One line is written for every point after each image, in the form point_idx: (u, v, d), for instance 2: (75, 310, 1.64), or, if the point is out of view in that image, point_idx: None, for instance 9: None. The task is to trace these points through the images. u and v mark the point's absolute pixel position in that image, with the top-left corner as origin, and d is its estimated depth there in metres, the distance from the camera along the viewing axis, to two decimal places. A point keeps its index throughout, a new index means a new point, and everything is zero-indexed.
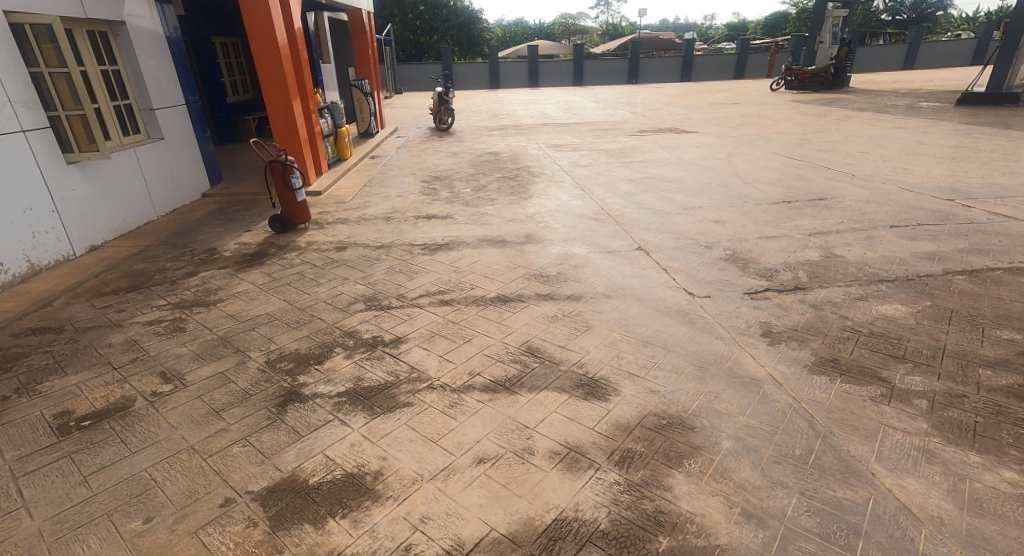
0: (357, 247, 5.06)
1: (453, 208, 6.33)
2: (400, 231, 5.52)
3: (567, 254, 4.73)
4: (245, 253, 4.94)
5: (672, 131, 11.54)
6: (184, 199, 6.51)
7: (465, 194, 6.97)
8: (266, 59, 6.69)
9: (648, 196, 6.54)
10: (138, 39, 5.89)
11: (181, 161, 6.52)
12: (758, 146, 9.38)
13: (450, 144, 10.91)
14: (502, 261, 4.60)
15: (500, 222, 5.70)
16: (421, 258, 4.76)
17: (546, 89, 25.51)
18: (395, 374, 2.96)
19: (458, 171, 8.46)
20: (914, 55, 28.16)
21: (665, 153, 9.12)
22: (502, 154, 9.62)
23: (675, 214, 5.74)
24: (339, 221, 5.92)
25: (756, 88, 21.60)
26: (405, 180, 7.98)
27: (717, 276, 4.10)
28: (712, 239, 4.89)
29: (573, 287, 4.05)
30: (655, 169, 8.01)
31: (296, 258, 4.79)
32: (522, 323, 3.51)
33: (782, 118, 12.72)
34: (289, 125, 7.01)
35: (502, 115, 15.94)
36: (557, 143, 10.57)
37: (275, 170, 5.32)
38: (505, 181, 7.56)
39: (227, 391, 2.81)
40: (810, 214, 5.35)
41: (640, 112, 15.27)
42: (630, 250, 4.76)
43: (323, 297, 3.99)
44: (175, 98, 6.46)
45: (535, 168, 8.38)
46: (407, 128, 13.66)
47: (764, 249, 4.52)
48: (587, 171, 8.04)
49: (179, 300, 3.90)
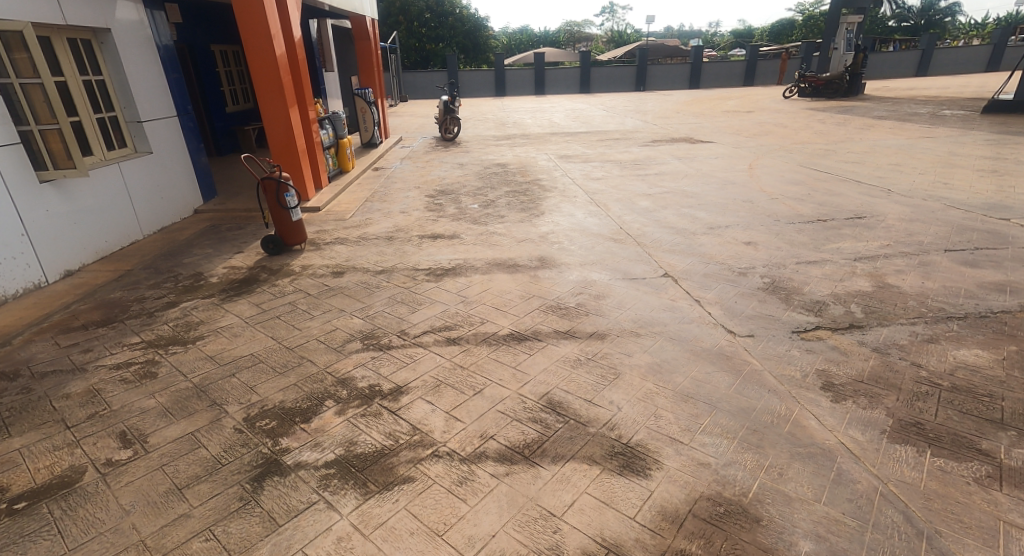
0: (357, 272, 4.65)
1: (460, 226, 5.92)
2: (403, 253, 5.10)
3: (586, 282, 4.30)
4: (234, 279, 4.53)
5: (687, 141, 11.11)
6: (174, 216, 6.13)
7: (473, 210, 6.56)
8: (264, 70, 6.31)
9: (668, 212, 6.11)
10: (126, 47, 5.52)
11: (171, 175, 6.14)
12: (780, 157, 8.94)
13: (457, 155, 10.53)
14: (514, 290, 4.18)
15: (511, 243, 5.28)
16: (426, 285, 4.34)
17: (553, 96, 25.20)
18: (394, 438, 2.52)
19: (464, 184, 8.06)
20: (928, 61, 27.66)
21: (682, 165, 8.70)
22: (510, 166, 9.23)
23: (700, 234, 5.30)
24: (338, 242, 5.52)
25: (768, 95, 21.18)
26: (410, 194, 7.58)
27: (757, 309, 3.66)
28: (745, 264, 4.45)
29: (595, 322, 3.61)
30: (673, 182, 7.58)
31: (289, 285, 4.38)
32: (541, 368, 3.06)
33: (801, 127, 12.26)
34: (287, 138, 6.62)
35: (509, 123, 15.57)
36: (567, 154, 10.16)
37: (268, 188, 4.93)
38: (515, 196, 7.14)
39: (195, 459, 2.37)
40: (851, 235, 4.90)
41: (651, 121, 14.88)
42: (656, 276, 4.32)
43: (315, 333, 3.56)
44: (166, 110, 6.10)
45: (546, 181, 7.98)
46: (412, 137, 13.30)
47: (806, 278, 4.08)
48: (601, 185, 7.62)
49: (154, 337, 3.48)
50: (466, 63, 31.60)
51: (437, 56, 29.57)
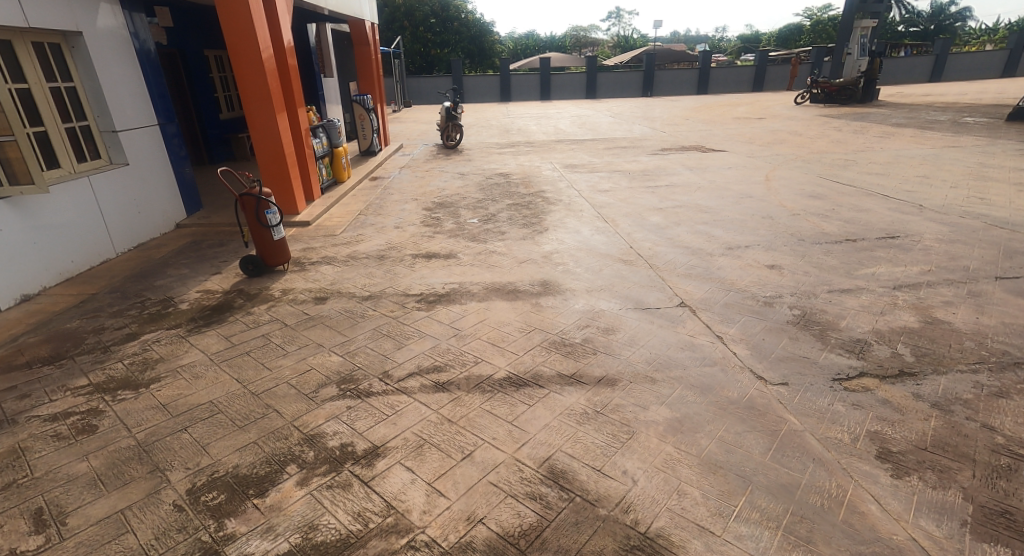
0: (342, 298, 4.24)
1: (457, 244, 5.52)
2: (394, 275, 4.70)
3: (593, 312, 3.87)
4: (207, 306, 4.14)
5: (698, 150, 10.67)
6: (152, 231, 5.75)
7: (472, 225, 6.16)
8: (250, 77, 5.93)
9: (680, 229, 5.68)
10: (101, 52, 5.17)
11: (150, 188, 5.76)
12: (797, 168, 8.50)
13: (458, 164, 10.14)
14: (514, 321, 3.76)
15: (512, 265, 4.86)
16: (417, 315, 3.92)
17: (559, 102, 24.85)
18: (363, 521, 2.10)
19: (464, 196, 7.66)
20: (942, 66, 27.15)
21: (694, 176, 8.27)
22: (513, 176, 8.83)
23: (718, 255, 4.87)
24: (325, 262, 5.12)
25: (779, 101, 20.72)
26: (406, 207, 7.19)
27: (788, 347, 3.22)
28: (769, 291, 4.01)
29: (604, 363, 3.18)
30: (685, 195, 7.15)
31: (265, 314, 3.97)
32: (543, 424, 2.63)
33: (816, 135, 11.79)
34: (275, 149, 6.24)
35: (513, 130, 15.18)
36: (573, 163, 9.74)
37: (247, 204, 4.54)
38: (518, 209, 6.73)
39: (116, 550, 1.97)
40: (886, 258, 4.45)
41: (659, 128, 14.46)
42: (671, 306, 3.89)
43: (288, 375, 3.13)
44: (145, 118, 5.74)
45: (550, 193, 7.56)
46: (413, 145, 12.94)
47: (841, 309, 3.63)
48: (609, 197, 7.20)
49: (103, 378, 3.07)
50: (471, 68, 31.32)
51: (442, 60, 29.31)
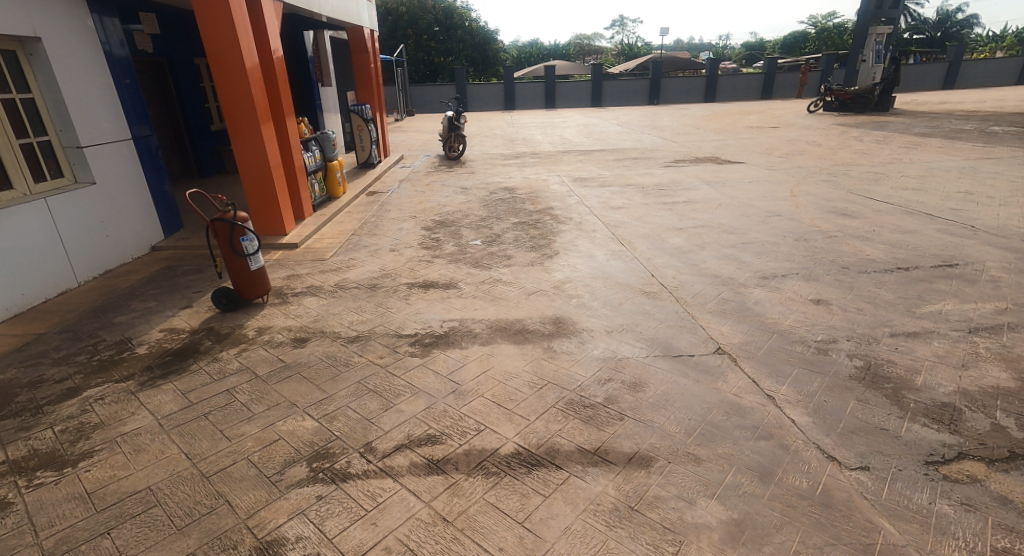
0: (325, 340, 3.69)
1: (458, 272, 4.98)
2: (387, 310, 4.16)
3: (616, 359, 3.31)
4: (170, 348, 3.60)
5: (712, 161, 10.14)
6: (123, 256, 5.25)
7: (475, 248, 5.63)
8: (232, 83, 5.42)
9: (705, 254, 5.14)
10: (66, 60, 4.70)
11: (120, 208, 5.24)
12: (823, 181, 7.96)
13: (461, 177, 9.64)
14: (523, 373, 3.20)
15: (519, 298, 4.31)
16: (410, 363, 3.38)
17: (564, 110, 24.41)
18: None
19: (467, 213, 7.14)
20: (955, 74, 26.64)
21: (712, 192, 7.73)
22: (519, 191, 8.31)
23: (751, 286, 4.31)
24: (311, 292, 4.59)
25: (791, 110, 20.20)
26: (404, 226, 6.67)
27: (858, 412, 2.65)
28: (819, 334, 3.45)
29: (634, 433, 2.61)
30: (706, 213, 6.62)
31: (234, 360, 3.42)
32: (565, 528, 2.08)
33: (836, 145, 11.25)
34: (259, 163, 5.72)
35: (517, 140, 14.69)
36: (581, 176, 9.22)
37: (219, 230, 4.01)
38: (524, 229, 6.20)
39: None
40: (950, 292, 3.89)
41: (669, 138, 13.95)
42: (706, 353, 3.33)
43: (249, 448, 2.57)
44: (117, 133, 5.26)
45: (559, 210, 7.03)
46: (414, 156, 12.47)
47: (910, 360, 3.07)
48: (622, 215, 6.68)
49: (23, 454, 2.53)
50: (475, 77, 30.98)
51: (445, 69, 28.95)
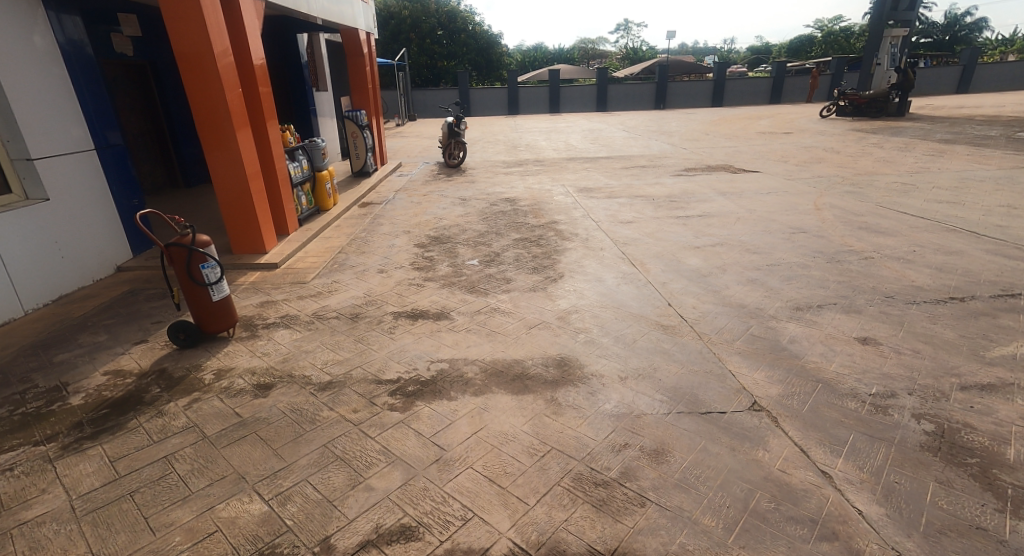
0: (292, 388, 3.17)
1: (452, 299, 4.47)
2: (369, 347, 3.66)
3: (632, 417, 2.78)
4: (112, 395, 3.10)
5: (726, 170, 9.61)
6: (81, 279, 4.77)
7: (472, 270, 5.13)
8: (204, 85, 4.93)
9: (727, 278, 4.61)
10: (14, 63, 4.24)
11: (79, 226, 4.76)
12: (847, 193, 7.43)
13: (460, 187, 9.15)
14: (522, 436, 2.68)
15: (519, 332, 3.80)
16: (388, 418, 2.86)
17: (569, 115, 23.95)
18: None
19: (464, 228, 6.64)
20: (969, 77, 26.07)
21: (728, 205, 7.22)
22: (520, 202, 7.81)
23: (784, 319, 3.78)
24: (285, 323, 4.08)
25: (802, 114, 19.66)
26: (396, 243, 6.17)
27: (942, 502, 2.12)
28: (872, 383, 2.92)
29: (659, 527, 2.09)
30: (723, 229, 6.11)
31: (182, 413, 2.91)
32: None
33: (856, 153, 10.72)
34: (236, 174, 5.23)
35: (520, 146, 14.20)
36: (587, 186, 8.71)
37: (176, 256, 3.49)
38: (526, 247, 5.70)
39: None
40: (1019, 331, 3.36)
41: (678, 144, 13.44)
42: (740, 409, 2.80)
43: (175, 547, 2.06)
44: (77, 144, 4.78)
45: (563, 225, 6.52)
46: (413, 163, 12.00)
47: (993, 424, 2.54)
48: (633, 232, 6.18)
49: None
50: (479, 81, 30.53)
51: (448, 72, 28.51)
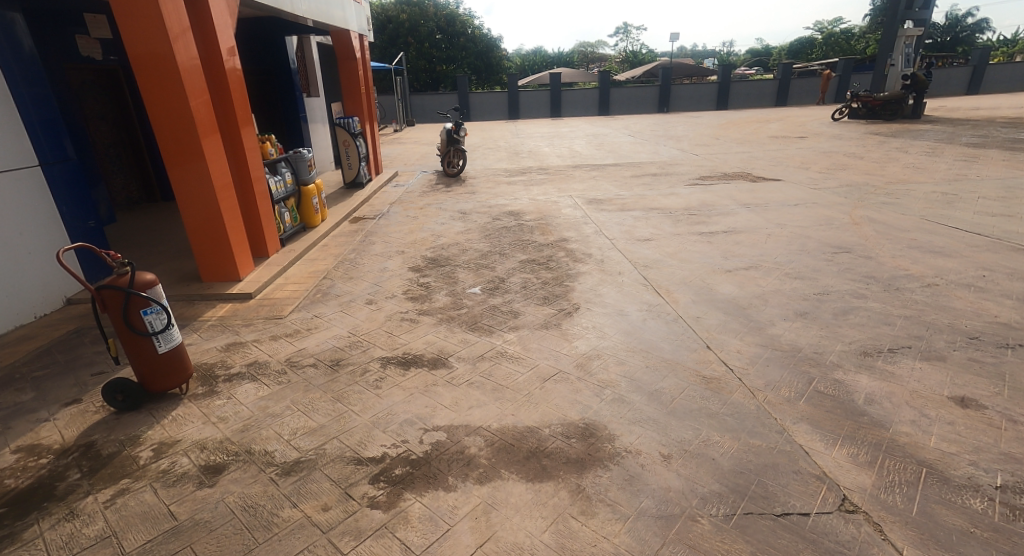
0: (248, 472, 2.49)
1: (451, 340, 3.83)
2: (349, 409, 3.00)
3: (686, 522, 2.13)
4: (16, 484, 2.43)
5: (744, 179, 9.00)
6: (20, 316, 4.12)
7: (474, 301, 4.50)
8: (164, 89, 4.28)
9: (771, 312, 3.97)
10: None
11: (19, 255, 4.12)
12: (883, 204, 6.81)
13: (459, 198, 8.52)
14: (543, 553, 2.03)
15: (531, 387, 3.16)
16: (368, 522, 2.21)
17: (571, 120, 23.37)
18: None
19: (465, 248, 6.01)
20: (979, 79, 25.57)
21: (754, 219, 6.58)
22: (525, 217, 7.19)
23: (853, 367, 3.13)
24: (251, 373, 3.41)
25: (813, 117, 19.05)
26: (389, 266, 5.54)
27: None
28: (993, 469, 2.27)
29: None
30: (754, 248, 5.49)
31: (100, 514, 2.25)
32: None
33: (880, 159, 10.12)
34: (203, 190, 4.58)
35: (523, 153, 13.59)
36: (596, 197, 8.09)
37: (110, 301, 2.83)
38: (534, 272, 5.07)
39: None
40: None
41: (688, 150, 12.84)
42: (827, 509, 2.14)
43: None
44: (18, 160, 4.14)
45: (574, 245, 5.89)
46: (410, 172, 11.38)
47: None
48: (652, 252, 5.56)
49: None
50: (478, 85, 30.03)
51: (448, 77, 28.02)
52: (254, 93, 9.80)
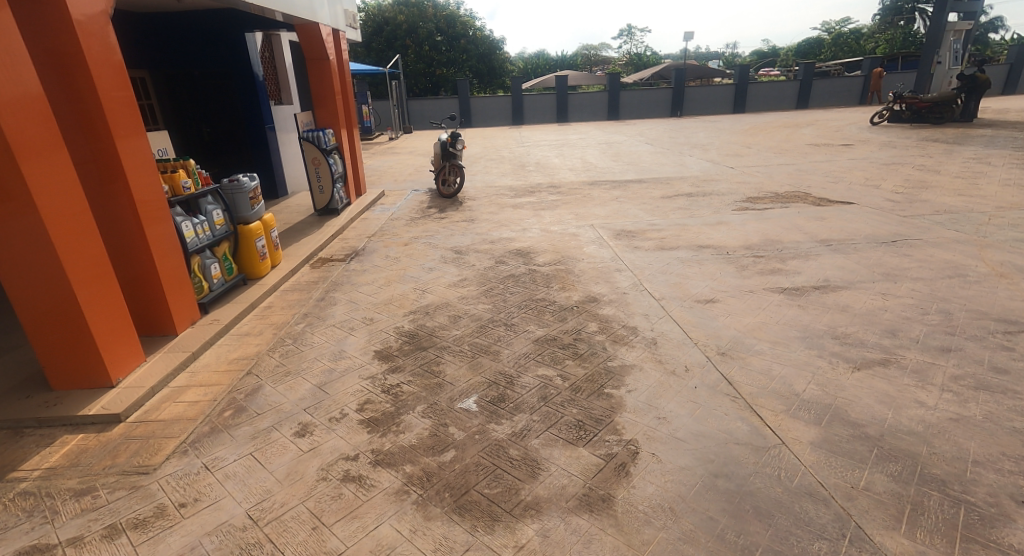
0: None
1: (419, 544, 2.14)
2: None
3: None
4: None
5: (805, 201, 7.32)
6: None
7: (465, 433, 2.81)
8: None
9: (985, 479, 2.27)
10: None
11: None
12: (1016, 241, 5.11)
13: (453, 229, 6.87)
14: None
15: None
16: None
17: (578, 125, 21.66)
18: None
19: (457, 313, 4.33)
20: (1015, 79, 23.80)
21: (847, 264, 4.88)
22: (538, 259, 5.51)
23: None
24: None
25: (847, 121, 17.29)
26: (348, 348, 3.87)
27: None
28: None
29: None
30: (874, 319, 3.78)
31: None
32: None
33: (960, 172, 8.42)
34: (38, 253, 2.91)
35: (529, 165, 11.93)
36: (626, 229, 6.41)
37: None
38: (557, 369, 3.39)
39: None
40: None
41: (720, 161, 11.16)
42: None
43: None
44: None
45: (610, 310, 4.20)
46: (399, 191, 9.73)
47: None
48: (725, 325, 3.86)
49: None
50: (479, 89, 28.35)
51: (448, 80, 26.42)
52: (206, 100, 8.30)
